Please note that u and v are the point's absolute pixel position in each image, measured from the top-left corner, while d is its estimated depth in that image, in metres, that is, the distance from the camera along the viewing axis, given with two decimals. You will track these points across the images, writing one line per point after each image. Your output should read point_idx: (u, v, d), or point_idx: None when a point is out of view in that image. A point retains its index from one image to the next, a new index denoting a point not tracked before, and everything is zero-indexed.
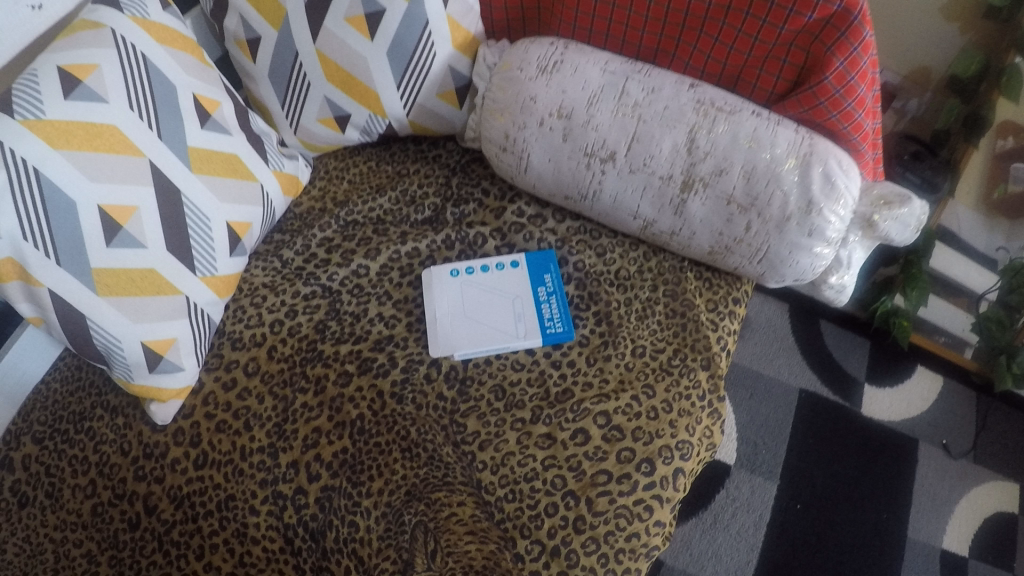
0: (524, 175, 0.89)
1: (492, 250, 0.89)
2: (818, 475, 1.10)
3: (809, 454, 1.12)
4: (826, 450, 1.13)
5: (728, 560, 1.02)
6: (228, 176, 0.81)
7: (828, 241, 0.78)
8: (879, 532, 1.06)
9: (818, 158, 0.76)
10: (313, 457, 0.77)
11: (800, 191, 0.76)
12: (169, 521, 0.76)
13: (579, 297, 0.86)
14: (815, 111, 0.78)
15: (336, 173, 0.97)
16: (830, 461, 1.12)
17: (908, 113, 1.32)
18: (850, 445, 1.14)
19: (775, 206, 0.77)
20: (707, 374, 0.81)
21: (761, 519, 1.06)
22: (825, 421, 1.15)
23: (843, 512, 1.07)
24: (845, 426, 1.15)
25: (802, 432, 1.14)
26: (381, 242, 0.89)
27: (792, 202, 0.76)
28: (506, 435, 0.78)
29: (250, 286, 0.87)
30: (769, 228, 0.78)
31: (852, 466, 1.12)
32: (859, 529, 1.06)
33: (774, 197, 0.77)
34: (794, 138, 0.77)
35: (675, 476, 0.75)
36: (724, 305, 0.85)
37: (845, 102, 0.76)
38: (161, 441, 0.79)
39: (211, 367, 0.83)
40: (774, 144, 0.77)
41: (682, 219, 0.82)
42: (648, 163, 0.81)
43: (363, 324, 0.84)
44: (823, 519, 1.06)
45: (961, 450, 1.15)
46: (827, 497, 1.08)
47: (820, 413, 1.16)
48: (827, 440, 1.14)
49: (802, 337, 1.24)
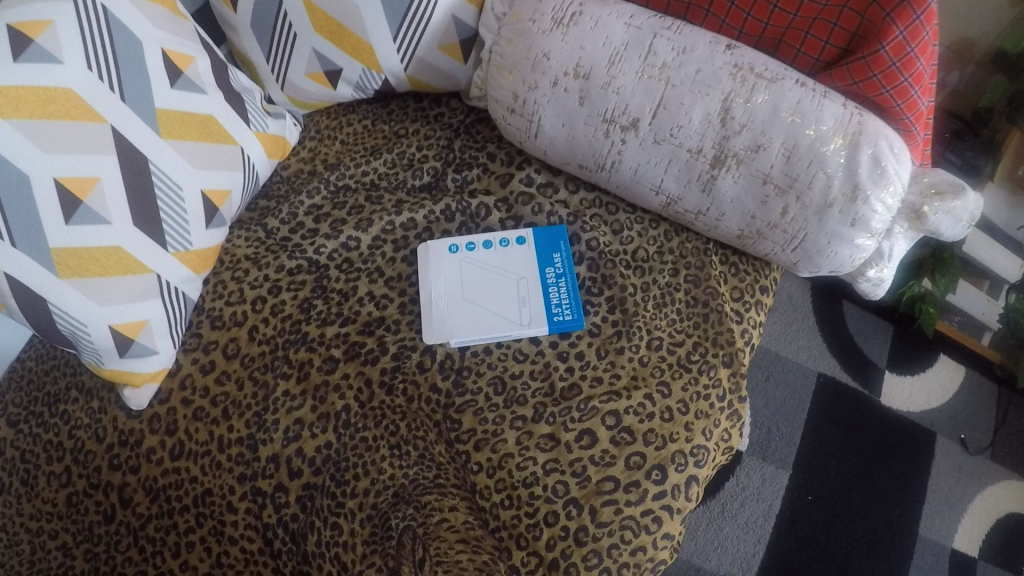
0: (535, 140, 0.80)
1: (497, 224, 0.81)
2: (832, 465, 1.05)
3: (824, 444, 1.06)
4: (842, 439, 1.07)
5: (735, 551, 0.98)
6: (203, 141, 0.73)
7: (872, 232, 0.69)
8: (889, 526, 1.01)
9: (868, 138, 0.67)
10: (295, 452, 0.71)
11: (846, 173, 0.67)
12: (144, 515, 0.71)
13: (591, 280, 0.78)
14: (866, 85, 0.68)
15: (328, 132, 0.88)
16: (846, 450, 1.06)
17: (949, 86, 1.20)
18: (866, 435, 1.08)
19: (817, 190, 0.68)
20: (729, 372, 0.74)
21: (771, 509, 1.01)
22: (842, 409, 1.09)
23: (855, 504, 1.02)
24: (862, 415, 1.09)
25: (818, 419, 1.08)
26: (374, 212, 0.81)
27: (835, 186, 0.68)
28: (505, 435, 0.71)
29: (231, 258, 0.80)
30: (808, 214, 0.70)
31: (868, 456, 1.06)
32: (871, 522, 1.01)
33: (817, 180, 0.68)
34: (842, 113, 0.68)
35: (688, 484, 0.69)
36: (749, 295, 0.78)
37: (901, 77, 0.66)
38: (136, 429, 0.73)
39: (189, 349, 0.76)
40: (820, 119, 0.68)
41: (710, 198, 0.74)
42: (675, 135, 0.72)
43: (352, 303, 0.77)
44: (834, 512, 1.01)
45: (980, 446, 1.09)
46: (840, 489, 1.03)
47: (837, 400, 1.10)
48: (844, 429, 1.08)
49: (823, 319, 1.17)
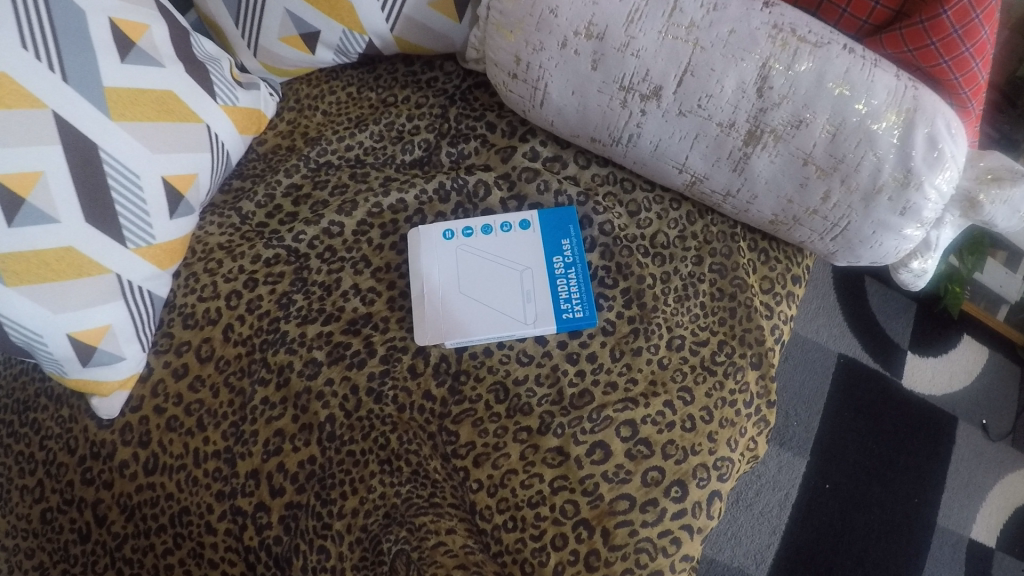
0: (540, 109, 0.71)
1: (498, 205, 0.72)
2: (851, 452, 0.98)
3: (844, 431, 0.99)
4: (863, 425, 0.99)
5: (748, 543, 0.92)
6: (162, 120, 0.64)
7: (922, 223, 0.61)
8: (907, 516, 0.95)
9: (924, 116, 0.57)
10: (276, 467, 0.64)
11: (898, 157, 0.58)
12: (121, 535, 0.66)
13: (604, 270, 0.70)
14: (922, 54, 0.59)
15: (310, 102, 0.79)
16: (865, 436, 0.99)
17: None
18: (887, 419, 1.00)
19: (865, 174, 0.59)
20: (757, 374, 0.67)
21: (787, 499, 0.94)
22: (862, 391, 1.02)
23: (874, 493, 0.95)
24: (883, 398, 1.02)
25: (838, 402, 1.01)
26: (359, 191, 0.73)
27: (886, 171, 0.58)
28: (508, 449, 0.64)
29: (204, 246, 0.71)
30: (852, 201, 0.61)
31: (888, 442, 0.99)
32: (889, 513, 0.95)
33: (865, 163, 0.58)
34: (895, 86, 0.58)
35: (709, 501, 0.63)
36: (780, 286, 0.70)
37: (962, 46, 0.57)
38: (107, 440, 0.67)
39: (161, 350, 0.69)
40: (870, 92, 0.57)
41: (742, 177, 0.65)
42: (703, 106, 0.62)
43: (336, 299, 0.69)
44: (852, 501, 0.95)
45: (1001, 432, 1.02)
46: (859, 477, 0.96)
47: (859, 382, 1.02)
48: (865, 413, 1.00)
49: (845, 295, 1.09)
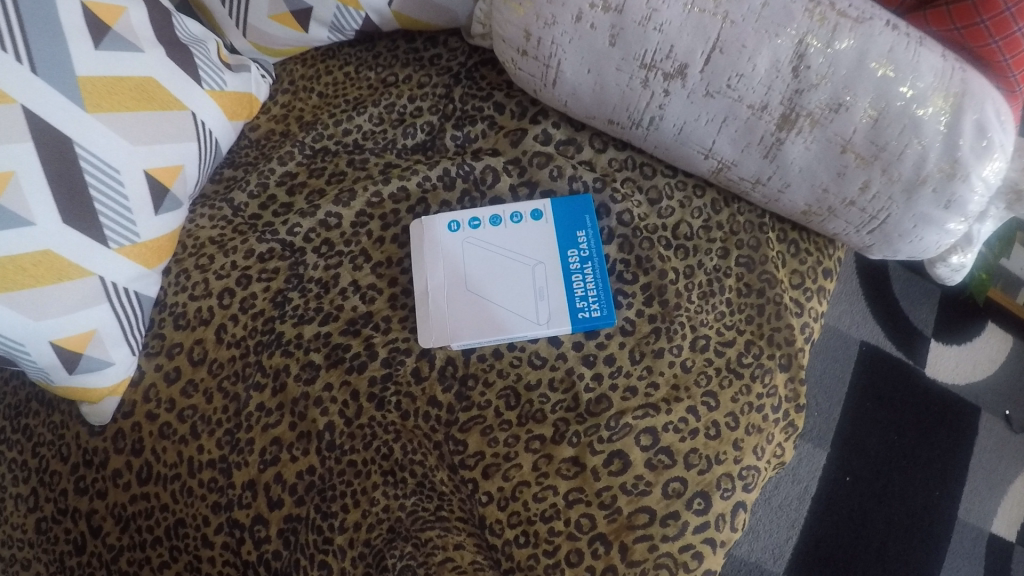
0: (552, 89, 0.65)
1: (507, 192, 0.67)
2: (873, 443, 0.93)
3: (865, 422, 0.94)
4: (885, 415, 0.94)
5: (766, 537, 0.88)
6: (141, 110, 0.60)
7: (966, 216, 0.56)
8: (928, 510, 0.91)
9: (974, 102, 0.52)
10: (273, 478, 0.60)
11: (945, 146, 0.52)
12: (116, 547, 0.62)
13: (622, 264, 0.65)
14: (971, 32, 0.53)
15: (305, 83, 0.73)
16: (887, 427, 0.94)
17: None
18: (910, 409, 0.95)
19: (908, 164, 0.53)
20: (786, 377, 0.62)
21: (807, 492, 0.90)
22: (884, 380, 0.97)
23: (894, 486, 0.91)
24: (906, 386, 0.97)
25: (860, 392, 0.96)
26: (358, 179, 0.68)
27: (931, 160, 0.53)
28: (520, 459, 0.60)
29: (195, 241, 0.67)
30: (894, 191, 0.55)
31: (910, 434, 0.94)
32: (909, 506, 0.90)
33: (909, 151, 0.53)
34: (942, 67, 0.52)
35: (734, 512, 0.59)
36: (811, 280, 0.65)
37: (1016, 25, 0.51)
38: (99, 447, 0.64)
39: (152, 352, 0.64)
40: (917, 74, 0.52)
41: (774, 164, 0.59)
42: (733, 86, 0.56)
43: (334, 297, 0.65)
44: (873, 494, 0.90)
45: None
46: (880, 469, 0.91)
47: (882, 370, 0.97)
48: (887, 403, 0.95)
49: (868, 280, 1.03)
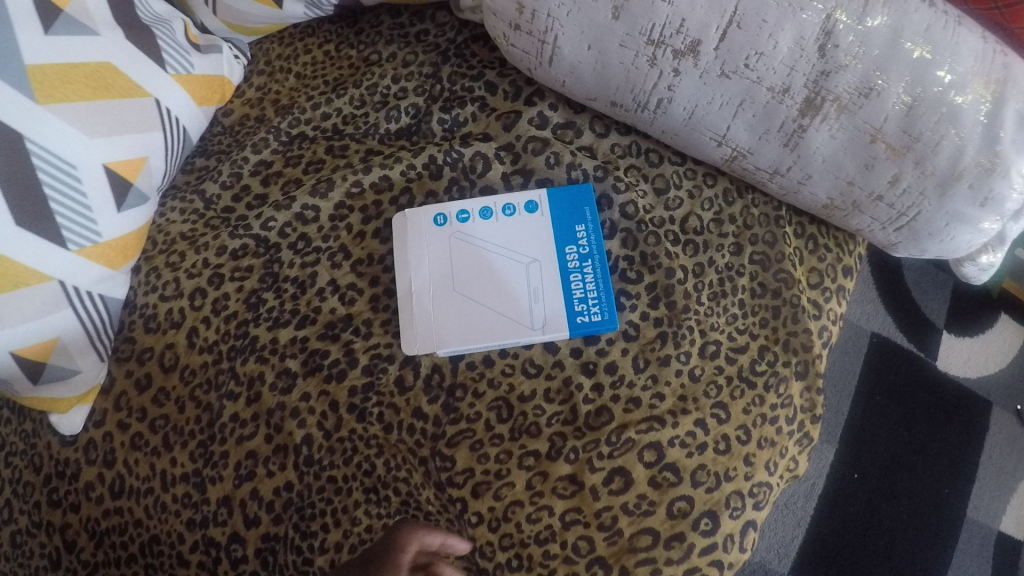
0: (549, 67, 0.59)
1: (500, 181, 0.62)
2: (882, 439, 0.85)
3: (873, 417, 0.86)
4: (894, 410, 0.87)
5: (770, 535, 0.82)
6: (99, 98, 0.55)
7: (1005, 216, 0.50)
8: (936, 508, 0.83)
9: (1017, 90, 0.46)
10: (249, 494, 0.56)
11: (984, 139, 0.46)
12: (91, 563, 0.59)
13: (626, 262, 0.60)
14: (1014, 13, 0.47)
15: (282, 64, 0.68)
16: (897, 423, 0.86)
17: None
18: (920, 403, 0.87)
19: (944, 157, 0.47)
20: (802, 387, 0.57)
21: (813, 488, 0.83)
22: (895, 373, 0.89)
23: (904, 483, 0.84)
24: (917, 379, 0.89)
25: (868, 385, 0.88)
26: (336, 168, 0.63)
27: (969, 154, 0.47)
28: (512, 477, 0.55)
29: (165, 237, 0.62)
30: (925, 186, 0.49)
31: (920, 429, 0.86)
32: (918, 504, 0.83)
33: (946, 142, 0.47)
34: (982, 49, 0.46)
35: (743, 532, 0.54)
36: (830, 279, 0.60)
37: None
38: (70, 459, 0.60)
39: (122, 357, 0.61)
40: (957, 57, 0.46)
41: (795, 154, 0.53)
42: (752, 65, 0.49)
43: (311, 298, 0.60)
44: (882, 492, 0.83)
45: None
46: (889, 466, 0.84)
47: (892, 362, 0.89)
48: (897, 396, 0.87)
49: (878, 267, 0.95)
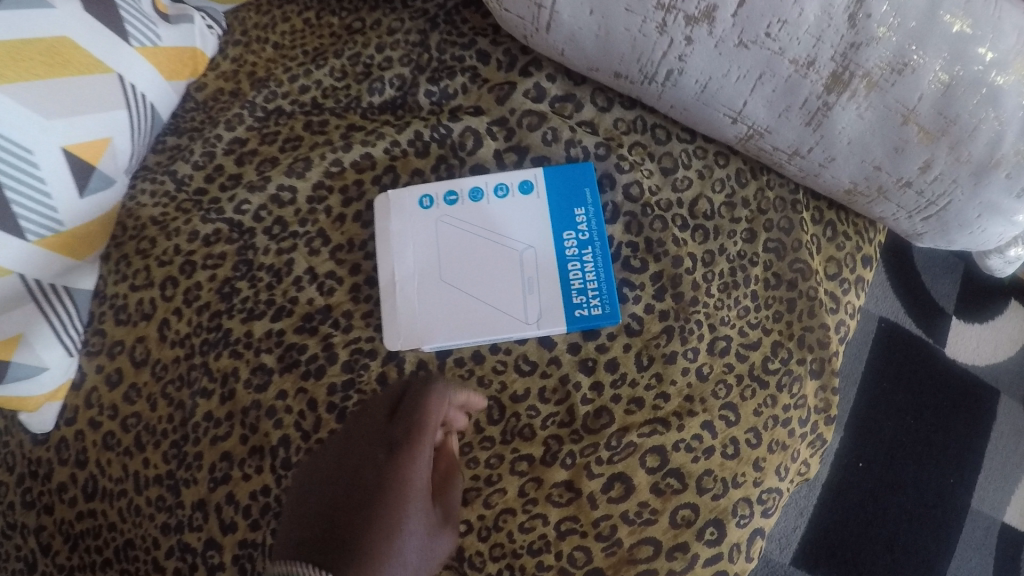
0: (545, 35, 0.53)
1: (492, 159, 0.57)
2: (888, 427, 0.78)
3: (878, 405, 0.79)
4: (901, 396, 0.79)
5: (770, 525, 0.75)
6: (56, 76, 0.50)
7: None
8: (941, 499, 0.77)
9: None
10: (225, 498, 0.52)
11: None
12: (66, 567, 0.56)
13: (629, 248, 0.54)
14: None
15: (258, 33, 0.64)
16: (903, 411, 0.79)
17: None
18: (928, 389, 0.80)
19: (980, 143, 0.43)
20: (817, 385, 0.53)
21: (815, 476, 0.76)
22: (901, 359, 0.81)
23: (909, 473, 0.77)
24: (924, 365, 0.81)
25: (874, 370, 0.80)
26: (315, 146, 0.59)
27: (1009, 141, 0.43)
28: (503, 483, 0.51)
29: (135, 222, 0.58)
30: (958, 173, 0.45)
31: (927, 416, 0.79)
32: (923, 495, 0.76)
33: (984, 128, 0.43)
34: None
35: (751, 540, 0.50)
36: (849, 270, 0.55)
37: None
38: (43, 458, 0.57)
39: (92, 351, 0.57)
40: (1001, 35, 0.41)
41: (818, 135, 0.48)
42: (774, 35, 0.44)
43: (288, 287, 0.56)
44: (887, 482, 0.76)
45: None
46: (895, 455, 0.77)
47: (900, 349, 0.81)
48: (904, 382, 0.80)
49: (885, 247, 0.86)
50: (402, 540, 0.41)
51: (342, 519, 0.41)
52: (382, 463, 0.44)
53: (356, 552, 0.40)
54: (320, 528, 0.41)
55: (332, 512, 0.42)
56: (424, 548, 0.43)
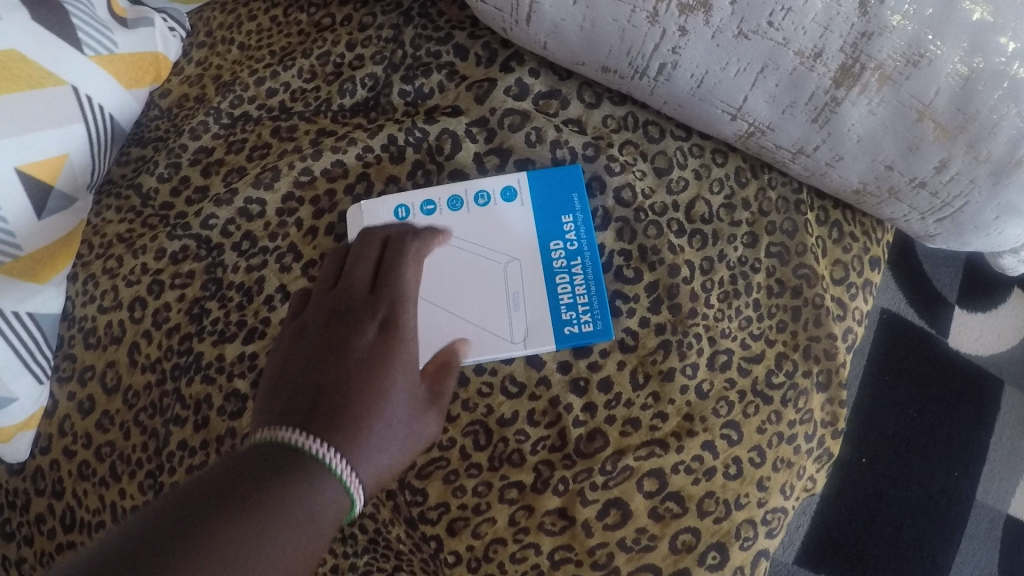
0: (527, 28, 0.49)
1: (472, 163, 0.53)
2: (891, 420, 0.74)
3: (881, 399, 0.75)
4: (903, 388, 0.75)
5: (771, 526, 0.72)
6: (5, 92, 0.47)
7: None
8: (944, 492, 0.73)
9: None
10: None
11: None
12: None
13: (621, 257, 0.51)
14: None
15: (224, 34, 0.61)
16: (907, 404, 0.75)
17: None
18: (932, 380, 0.76)
19: (1001, 142, 0.39)
20: (824, 400, 0.49)
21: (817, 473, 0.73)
22: (904, 350, 0.77)
23: (914, 467, 0.73)
24: (927, 355, 0.77)
25: (876, 362, 0.76)
26: (284, 153, 0.55)
27: None
28: (492, 512, 0.47)
29: (101, 239, 0.56)
30: (977, 174, 0.41)
31: (931, 408, 0.75)
32: (926, 489, 0.73)
33: (1005, 125, 0.38)
34: None
35: (756, 562, 0.47)
36: (856, 274, 0.52)
37: None
38: (20, 488, 0.55)
39: (63, 378, 0.54)
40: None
41: (825, 132, 0.44)
42: (777, 23, 0.40)
43: (259, 307, 0.52)
44: (891, 477, 0.73)
45: None
46: (898, 449, 0.73)
47: (902, 341, 0.77)
48: (907, 374, 0.76)
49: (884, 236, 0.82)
50: (385, 415, 0.39)
51: (331, 389, 0.39)
52: (371, 340, 0.42)
53: (346, 424, 0.38)
54: (309, 397, 0.39)
55: (320, 384, 0.39)
56: (410, 426, 0.41)
